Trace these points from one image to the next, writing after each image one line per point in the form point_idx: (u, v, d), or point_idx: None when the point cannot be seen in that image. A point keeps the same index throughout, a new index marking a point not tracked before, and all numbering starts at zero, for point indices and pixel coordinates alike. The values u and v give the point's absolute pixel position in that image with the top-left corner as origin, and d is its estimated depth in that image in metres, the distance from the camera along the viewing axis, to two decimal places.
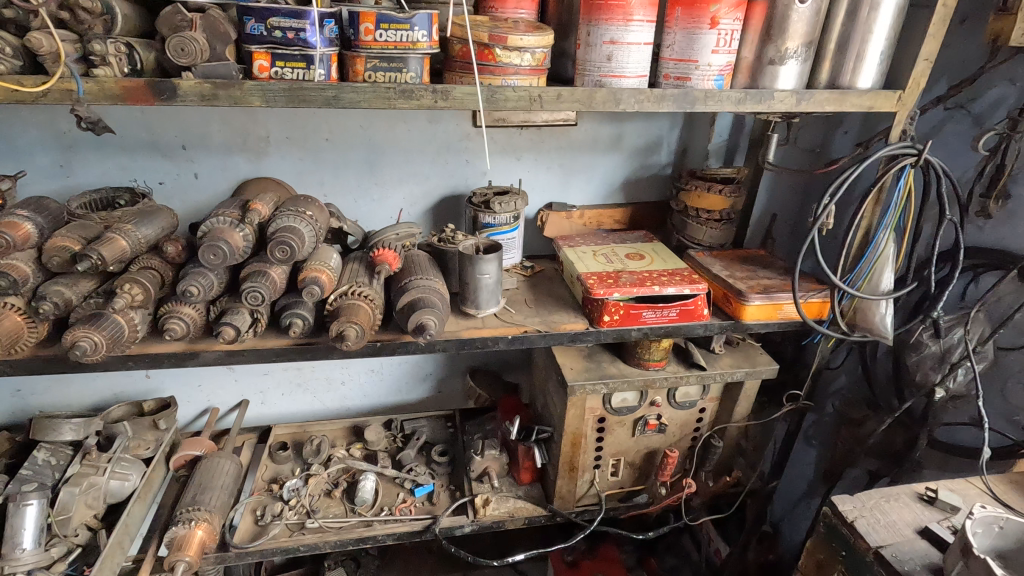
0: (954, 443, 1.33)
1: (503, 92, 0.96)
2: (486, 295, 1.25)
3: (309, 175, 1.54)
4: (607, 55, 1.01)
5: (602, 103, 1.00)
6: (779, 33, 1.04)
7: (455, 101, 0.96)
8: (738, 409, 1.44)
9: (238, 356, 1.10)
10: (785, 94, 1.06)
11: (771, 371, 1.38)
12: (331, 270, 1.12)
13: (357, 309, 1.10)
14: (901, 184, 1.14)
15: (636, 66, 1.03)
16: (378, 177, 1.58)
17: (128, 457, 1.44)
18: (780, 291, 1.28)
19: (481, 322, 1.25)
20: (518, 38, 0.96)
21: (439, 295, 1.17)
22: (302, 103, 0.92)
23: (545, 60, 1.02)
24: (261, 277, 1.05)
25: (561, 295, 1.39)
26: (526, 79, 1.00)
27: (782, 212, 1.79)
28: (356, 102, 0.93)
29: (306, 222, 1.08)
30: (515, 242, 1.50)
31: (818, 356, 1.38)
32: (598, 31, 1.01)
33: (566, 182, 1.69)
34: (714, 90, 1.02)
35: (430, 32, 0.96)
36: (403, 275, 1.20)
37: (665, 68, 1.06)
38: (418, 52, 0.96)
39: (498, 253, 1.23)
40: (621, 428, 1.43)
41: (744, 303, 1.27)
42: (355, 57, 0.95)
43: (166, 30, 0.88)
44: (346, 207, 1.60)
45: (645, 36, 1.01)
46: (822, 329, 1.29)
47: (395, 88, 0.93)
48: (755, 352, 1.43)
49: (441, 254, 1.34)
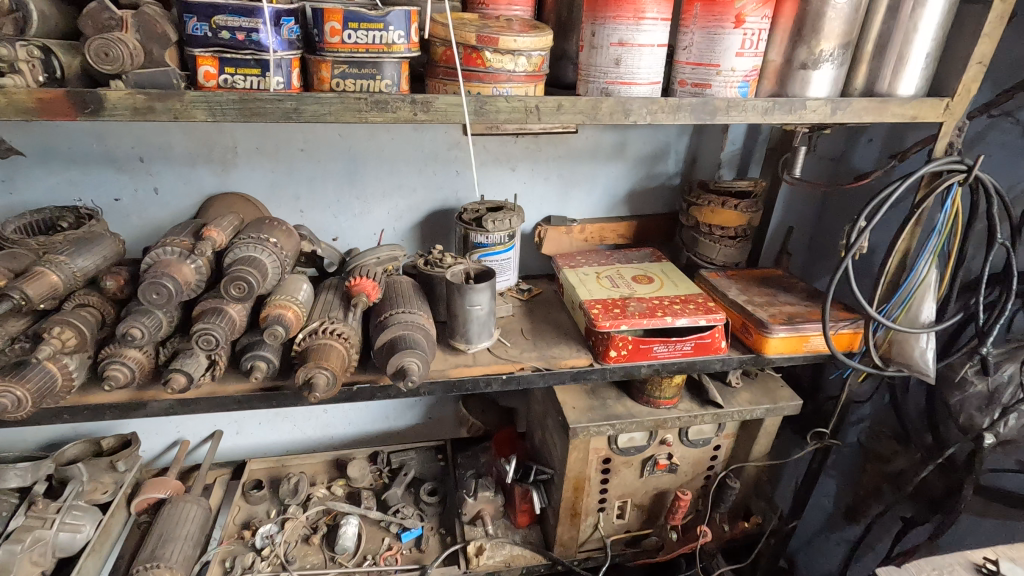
0: (999, 489, 1.20)
1: (494, 103, 0.82)
2: (478, 329, 1.11)
3: (283, 189, 1.40)
4: (615, 58, 0.87)
5: (609, 115, 0.86)
6: (811, 33, 0.90)
7: (438, 113, 0.82)
8: (756, 448, 1.30)
9: (192, 404, 0.96)
10: (819, 103, 0.92)
11: (794, 407, 1.25)
12: (298, 305, 0.97)
13: (329, 350, 0.96)
14: (948, 205, 1.00)
15: (648, 71, 0.89)
16: (360, 189, 1.43)
17: (82, 505, 1.30)
18: (806, 322, 1.14)
19: (472, 359, 1.11)
20: (511, 39, 0.82)
21: (424, 331, 1.03)
22: (254, 116, 0.78)
23: (543, 64, 0.88)
24: (216, 317, 0.90)
25: (561, 324, 1.26)
26: (520, 87, 0.86)
27: (798, 224, 1.66)
28: (321, 115, 0.79)
29: (268, 251, 0.94)
30: (511, 263, 1.36)
31: (846, 390, 1.25)
32: (604, 31, 0.86)
33: (566, 194, 1.55)
34: (738, 99, 0.89)
35: (408, 32, 0.82)
36: (383, 307, 1.06)
37: (680, 74, 0.92)
38: (394, 56, 0.81)
39: (490, 281, 1.09)
40: (628, 469, 1.30)
41: (767, 335, 1.14)
42: (320, 62, 0.81)
43: (91, 30, 0.75)
44: (324, 224, 1.46)
45: (658, 36, 0.87)
46: (852, 362, 1.16)
47: (367, 99, 0.79)
48: (775, 385, 1.29)
49: (428, 279, 1.20)
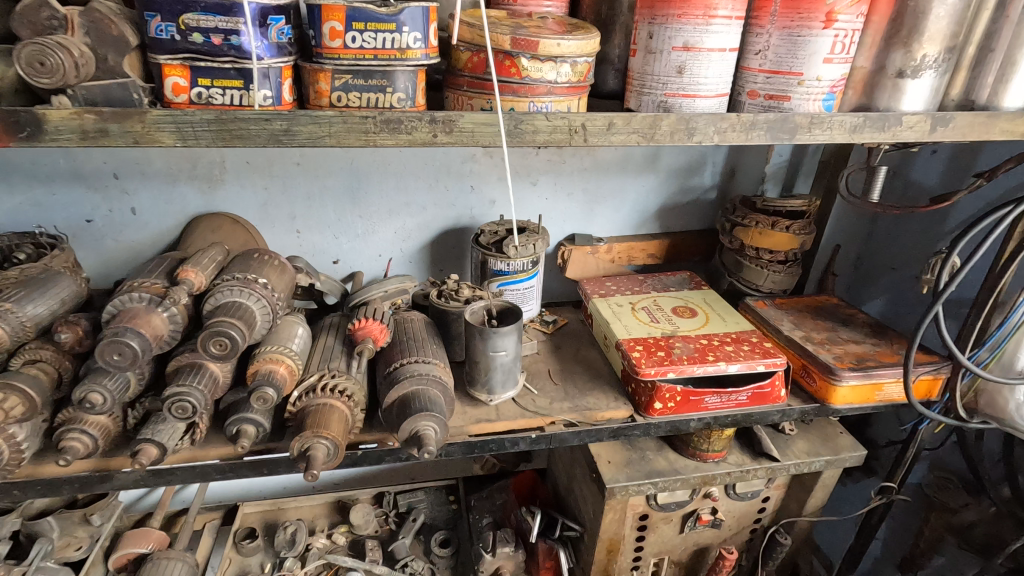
0: None
1: (532, 122, 0.67)
2: (502, 377, 0.96)
3: (277, 207, 1.25)
4: (677, 66, 0.71)
5: (671, 135, 0.71)
6: (911, 34, 0.75)
7: (464, 134, 0.67)
8: (812, 502, 1.16)
9: (168, 475, 0.81)
10: (917, 119, 0.76)
11: (857, 458, 1.10)
12: (292, 358, 0.82)
13: (329, 414, 0.80)
14: None
15: (716, 81, 0.73)
16: (363, 207, 1.28)
17: (51, 566, 1.15)
18: (879, 368, 0.99)
19: (495, 412, 0.96)
20: (551, 43, 0.67)
21: (441, 385, 0.88)
22: (235, 141, 0.62)
23: (588, 73, 0.72)
24: (194, 377, 0.75)
25: (593, 364, 1.11)
26: (561, 102, 0.71)
27: (846, 242, 1.50)
28: (319, 139, 0.64)
29: (255, 295, 0.79)
30: (534, 291, 1.21)
31: (917, 440, 1.10)
32: (663, 33, 0.71)
33: (591, 210, 1.40)
34: (823, 115, 0.73)
35: (426, 34, 0.66)
36: (392, 354, 0.91)
37: (751, 83, 0.77)
38: (408, 63, 0.66)
39: (516, 322, 0.94)
40: (667, 525, 1.15)
41: (834, 383, 0.99)
42: (318, 71, 0.66)
43: (26, 32, 0.58)
44: (323, 246, 1.31)
45: (729, 39, 0.71)
46: (930, 413, 1.02)
47: (376, 117, 0.64)
48: (833, 431, 1.15)
49: (442, 316, 1.05)
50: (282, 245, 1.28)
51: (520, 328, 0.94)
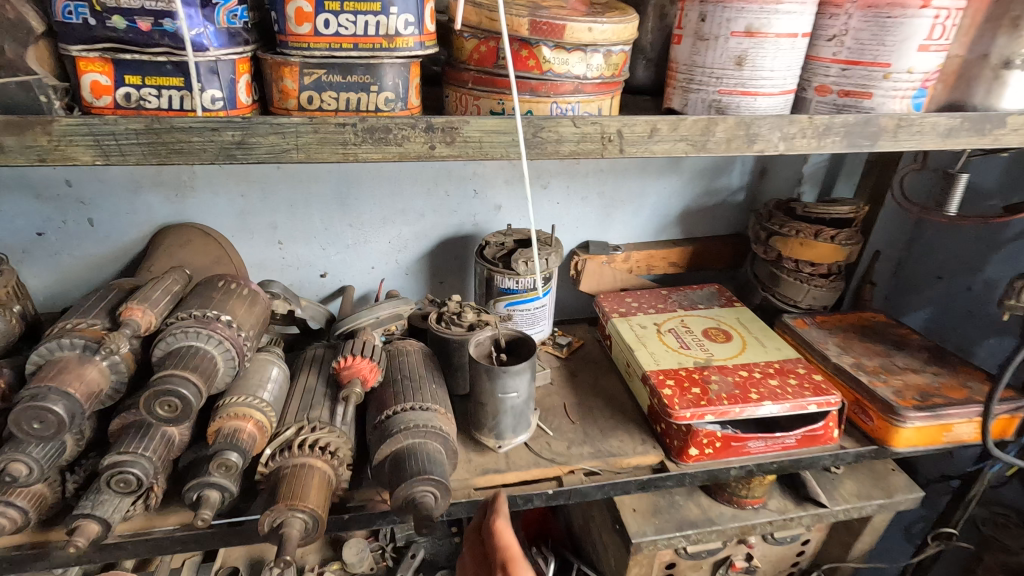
0: None
1: (556, 129, 0.53)
2: (512, 420, 0.82)
3: (256, 216, 1.10)
4: (735, 56, 0.57)
5: (726, 143, 0.57)
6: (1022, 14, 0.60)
7: (469, 145, 0.53)
8: (858, 547, 1.03)
9: (118, 549, 0.68)
10: (1023, 119, 0.62)
11: (912, 500, 0.98)
12: (262, 410, 0.69)
13: (307, 478, 0.67)
14: None
15: (782, 74, 0.58)
16: (353, 215, 1.14)
17: None
18: (949, 406, 0.86)
19: (505, 461, 0.83)
20: (581, 27, 0.52)
21: (442, 437, 0.74)
22: (174, 157, 0.48)
23: (624, 64, 0.58)
24: (141, 442, 0.62)
25: (615, 397, 0.97)
26: (591, 102, 0.56)
27: (887, 248, 1.36)
28: (283, 154, 0.50)
29: (216, 338, 0.65)
30: (546, 310, 1.07)
31: (982, 481, 0.97)
32: (719, 15, 0.57)
33: (607, 216, 1.25)
34: (913, 116, 0.60)
35: (420, 17, 0.52)
36: (384, 399, 0.78)
37: (822, 76, 0.62)
38: (398, 54, 0.52)
39: (529, 358, 0.81)
40: (696, 573, 1.03)
41: (897, 424, 0.86)
42: (282, 65, 0.52)
43: None
44: (309, 258, 1.17)
45: (802, 22, 0.57)
46: (1005, 455, 0.89)
47: (357, 125, 0.50)
48: (884, 469, 1.02)
49: (443, 345, 0.91)
50: (263, 258, 1.15)
51: (535, 365, 0.81)
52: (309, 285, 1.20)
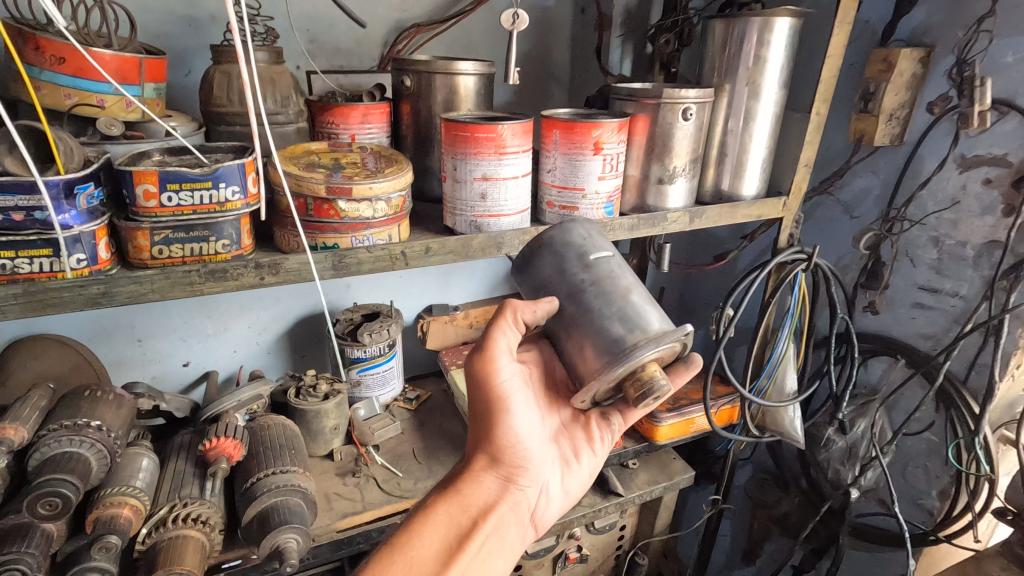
0: (871, 530, 1.22)
1: (356, 257, 0.77)
2: (618, 326, 0.70)
3: (112, 320, 1.18)
4: (480, 193, 0.83)
5: (481, 251, 0.85)
6: (663, 152, 0.93)
7: (291, 273, 0.75)
8: (659, 522, 1.32)
9: None
10: (678, 215, 0.97)
11: (687, 479, 1.28)
12: (136, 497, 0.81)
13: (184, 545, 0.80)
14: (797, 290, 1.10)
15: (515, 199, 0.85)
16: (211, 307, 1.26)
17: None
18: (690, 405, 1.18)
19: (363, 505, 1.01)
20: (365, 187, 0.74)
21: (300, 493, 0.91)
22: (50, 309, 0.64)
23: (405, 203, 0.80)
24: (23, 541, 0.71)
25: (455, 436, 1.20)
26: (381, 232, 0.78)
27: (669, 284, 1.73)
28: (145, 296, 0.69)
29: (88, 442, 0.78)
30: (394, 371, 1.27)
31: (732, 457, 1.31)
32: (465, 167, 0.82)
33: (446, 282, 1.49)
34: (606, 220, 0.90)
35: (244, 185, 0.71)
36: (250, 469, 0.92)
37: (548, 194, 0.91)
38: (231, 214, 0.71)
39: (554, 242, 0.76)
40: (540, 569, 1.26)
41: (656, 424, 1.16)
42: (135, 229, 0.68)
43: None
44: (170, 350, 1.26)
45: (521, 167, 0.83)
46: (733, 435, 1.23)
47: (201, 270, 0.70)
48: (669, 458, 1.31)
49: (303, 416, 1.08)
50: (121, 357, 1.22)
51: (574, 233, 0.77)
52: (171, 375, 1.28)
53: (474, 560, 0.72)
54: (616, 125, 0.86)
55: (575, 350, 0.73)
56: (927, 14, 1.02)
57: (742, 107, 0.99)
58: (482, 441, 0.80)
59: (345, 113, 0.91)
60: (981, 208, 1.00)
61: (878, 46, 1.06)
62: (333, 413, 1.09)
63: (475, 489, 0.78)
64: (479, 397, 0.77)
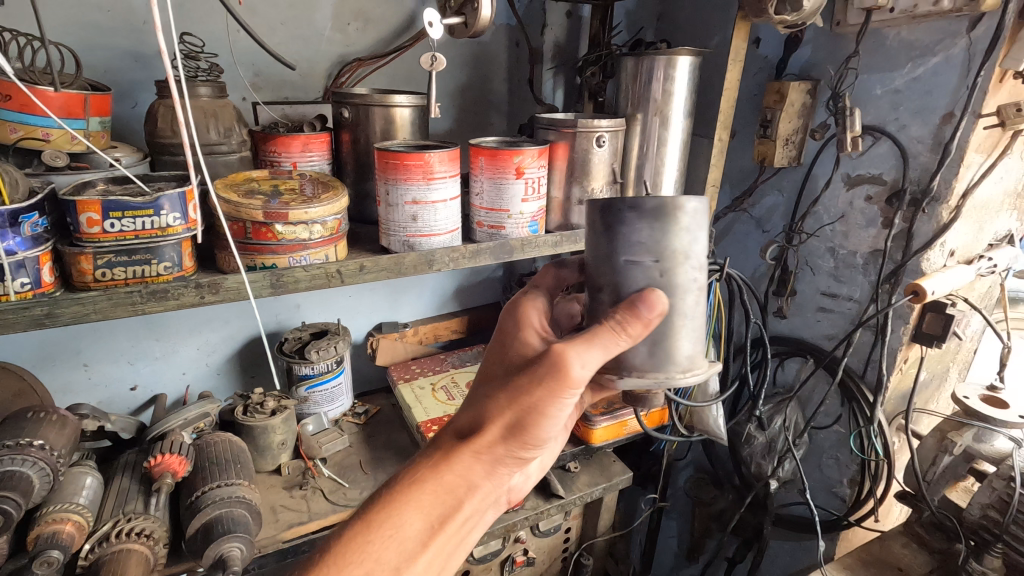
0: (792, 519, 1.33)
1: (292, 277, 0.83)
2: (688, 349, 0.71)
3: (57, 345, 1.19)
4: (411, 215, 0.90)
5: (414, 268, 0.92)
6: (582, 175, 1.02)
7: (230, 291, 0.81)
8: (602, 522, 1.39)
9: None
10: None
11: (625, 480, 1.36)
12: (79, 513, 0.84)
13: (127, 558, 0.83)
14: (712, 298, 1.20)
15: (445, 220, 0.93)
16: (160, 330, 1.29)
17: None
18: (622, 408, 1.27)
19: (308, 514, 1.05)
20: (301, 212, 0.81)
21: (244, 505, 0.94)
22: None
23: (340, 225, 0.87)
24: None
25: (403, 447, 1.25)
26: (318, 252, 0.85)
27: None
28: (88, 316, 0.73)
29: (30, 461, 0.81)
30: (343, 387, 1.32)
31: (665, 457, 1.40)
32: (397, 191, 0.89)
33: (394, 300, 1.54)
34: (530, 238, 0.99)
35: (184, 212, 0.76)
36: (195, 483, 0.96)
37: (477, 215, 0.99)
38: (172, 238, 0.76)
39: (680, 223, 0.65)
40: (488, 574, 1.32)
41: (590, 427, 1.24)
42: (79, 254, 0.72)
43: None
44: (118, 374, 1.28)
45: (449, 191, 0.91)
46: (664, 434, 1.32)
47: (143, 291, 0.75)
48: (609, 460, 1.39)
49: (250, 432, 1.11)
50: (66, 382, 1.23)
51: (701, 217, 0.66)
52: (119, 399, 1.30)
53: (452, 539, 0.65)
54: (536, 151, 0.95)
55: (642, 346, 0.69)
56: (812, 52, 1.15)
57: (654, 134, 1.10)
58: (513, 425, 0.66)
59: (286, 143, 0.98)
60: (866, 221, 1.13)
61: (774, 78, 1.19)
62: (280, 428, 1.13)
63: (472, 467, 0.66)
64: (551, 384, 0.63)
